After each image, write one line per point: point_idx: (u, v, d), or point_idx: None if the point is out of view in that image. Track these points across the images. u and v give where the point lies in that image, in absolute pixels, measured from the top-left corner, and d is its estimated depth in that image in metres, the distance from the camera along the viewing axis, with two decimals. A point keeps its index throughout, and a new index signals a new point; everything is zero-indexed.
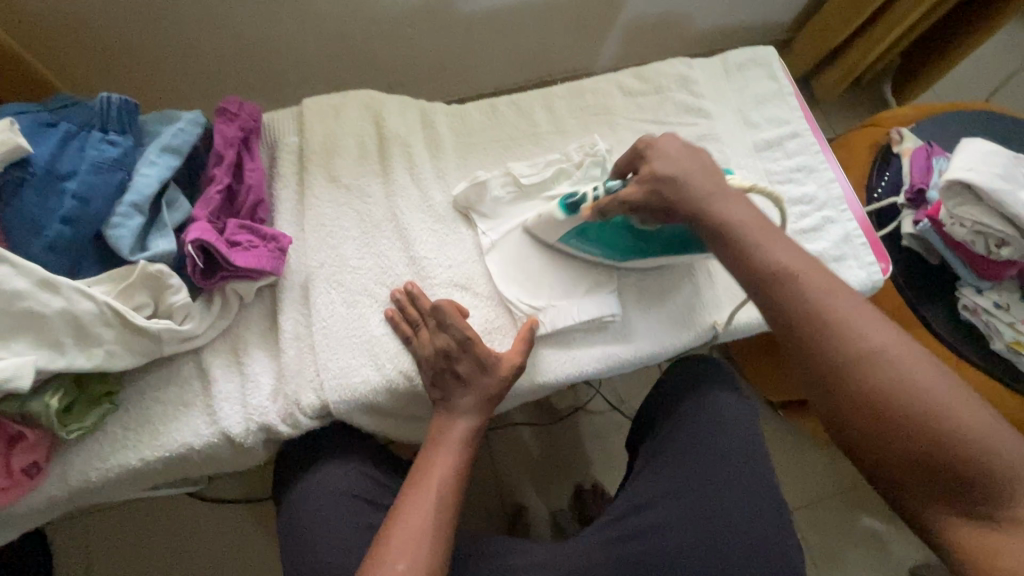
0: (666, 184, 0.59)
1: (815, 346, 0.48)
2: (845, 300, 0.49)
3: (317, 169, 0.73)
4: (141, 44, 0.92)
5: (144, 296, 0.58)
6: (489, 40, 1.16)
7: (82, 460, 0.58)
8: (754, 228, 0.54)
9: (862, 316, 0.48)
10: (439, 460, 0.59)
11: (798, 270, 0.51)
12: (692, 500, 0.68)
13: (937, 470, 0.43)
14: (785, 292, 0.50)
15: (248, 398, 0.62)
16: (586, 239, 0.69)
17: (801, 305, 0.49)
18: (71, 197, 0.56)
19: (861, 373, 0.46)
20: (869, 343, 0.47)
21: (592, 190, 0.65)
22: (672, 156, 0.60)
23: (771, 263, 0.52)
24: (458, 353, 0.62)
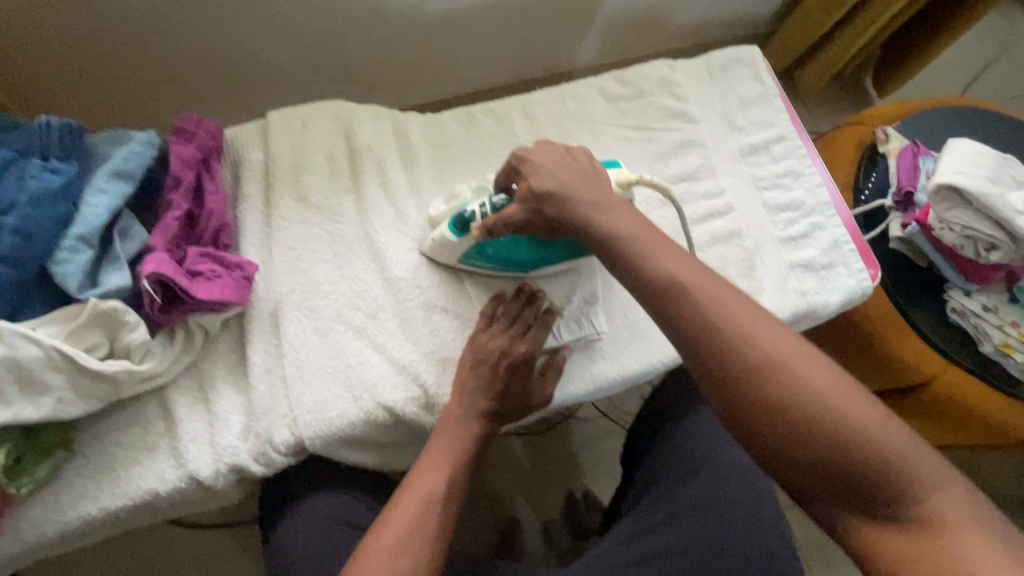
0: (546, 202, 0.56)
1: (715, 358, 0.43)
2: (727, 304, 0.44)
3: (285, 189, 0.69)
4: (93, 55, 0.87)
5: (97, 336, 0.54)
6: (465, 40, 1.12)
7: (36, 514, 0.54)
8: (642, 231, 0.51)
9: (752, 315, 0.44)
10: (432, 471, 0.55)
11: (680, 273, 0.47)
12: (695, 522, 0.66)
13: (832, 470, 0.39)
14: (673, 303, 0.45)
15: (217, 438, 0.59)
16: (485, 256, 0.66)
17: (695, 315, 0.44)
18: (11, 232, 0.51)
19: (761, 381, 0.41)
20: (751, 345, 0.43)
21: (479, 207, 0.63)
22: (550, 169, 0.57)
23: (662, 274, 0.47)
24: (513, 364, 0.61)
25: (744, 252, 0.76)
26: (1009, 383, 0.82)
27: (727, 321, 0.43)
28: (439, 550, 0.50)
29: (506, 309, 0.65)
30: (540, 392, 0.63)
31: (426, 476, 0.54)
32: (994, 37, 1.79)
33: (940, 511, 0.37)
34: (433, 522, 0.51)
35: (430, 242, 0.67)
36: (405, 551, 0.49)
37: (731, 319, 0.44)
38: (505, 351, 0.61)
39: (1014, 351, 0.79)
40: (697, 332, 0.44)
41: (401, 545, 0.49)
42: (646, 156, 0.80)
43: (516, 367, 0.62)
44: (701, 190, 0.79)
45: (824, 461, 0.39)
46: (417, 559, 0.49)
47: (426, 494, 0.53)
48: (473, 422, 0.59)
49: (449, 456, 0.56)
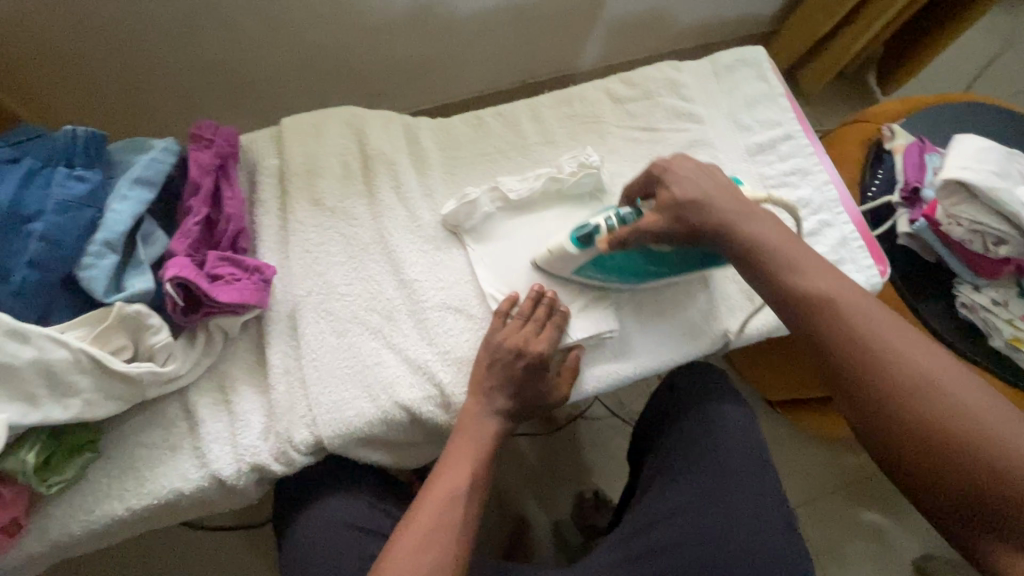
0: (689, 210, 0.57)
1: (857, 376, 0.45)
2: (884, 326, 0.46)
3: (299, 193, 0.71)
4: (111, 66, 0.89)
5: (122, 339, 0.55)
6: (472, 45, 1.14)
7: (64, 514, 0.55)
8: (786, 246, 0.53)
9: (913, 341, 0.45)
10: (453, 465, 0.56)
11: (835, 291, 0.49)
12: (706, 514, 0.67)
13: (982, 501, 0.40)
14: (823, 318, 0.48)
15: (238, 437, 0.60)
16: (603, 268, 0.66)
17: (843, 328, 0.47)
18: (37, 239, 0.52)
19: (909, 402, 0.43)
20: (910, 369, 0.44)
21: (606, 220, 0.62)
22: (692, 180, 0.59)
23: (806, 288, 0.50)
24: (530, 362, 0.61)
25: None
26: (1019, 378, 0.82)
27: (882, 342, 0.45)
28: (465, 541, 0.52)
29: (521, 309, 0.65)
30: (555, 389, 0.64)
31: (451, 471, 0.55)
32: (997, 33, 1.80)
33: None
34: (457, 515, 0.52)
35: (548, 252, 0.66)
36: (431, 545, 0.50)
37: (881, 338, 0.45)
38: (517, 350, 0.61)
39: None
40: (840, 348, 0.46)
41: (428, 539, 0.50)
42: (653, 156, 0.81)
43: (538, 363, 0.61)
44: None
45: (965, 484, 0.40)
46: (443, 553, 0.50)
47: (450, 490, 0.54)
48: (491, 420, 0.60)
49: (470, 450, 0.57)
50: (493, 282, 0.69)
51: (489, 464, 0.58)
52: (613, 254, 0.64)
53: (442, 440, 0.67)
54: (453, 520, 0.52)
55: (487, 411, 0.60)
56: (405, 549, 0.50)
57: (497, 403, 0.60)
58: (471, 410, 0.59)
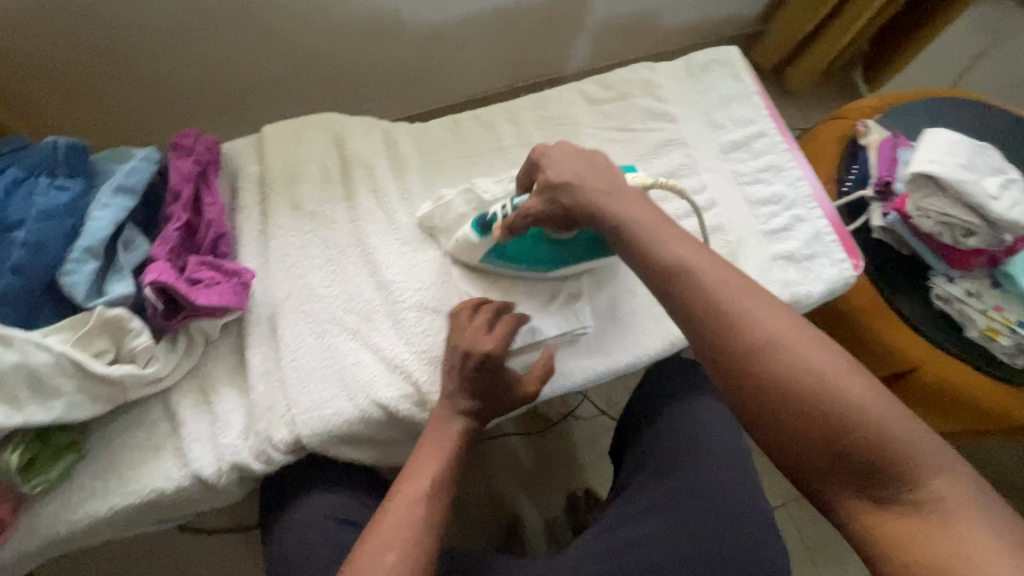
0: (561, 192, 0.59)
1: (714, 341, 0.45)
2: (735, 289, 0.46)
3: (280, 198, 0.72)
4: (100, 78, 0.91)
5: (104, 343, 0.57)
6: (457, 51, 1.16)
7: (49, 513, 0.57)
8: (649, 222, 0.54)
9: (761, 302, 0.45)
10: (426, 466, 0.57)
11: (692, 260, 0.49)
12: (681, 508, 0.68)
13: (837, 449, 0.40)
14: (686, 290, 0.47)
15: (219, 437, 0.61)
16: (504, 256, 0.69)
17: (701, 297, 0.46)
18: (20, 246, 0.54)
19: (761, 364, 0.43)
20: (760, 330, 0.44)
21: (500, 209, 0.66)
22: (566, 162, 0.61)
23: (665, 260, 0.50)
24: (478, 364, 0.60)
25: (727, 246, 0.78)
26: (996, 367, 0.83)
27: (735, 308, 0.45)
28: (435, 538, 0.52)
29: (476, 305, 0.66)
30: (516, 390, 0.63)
31: (421, 470, 0.56)
32: (983, 29, 1.82)
33: (940, 493, 0.37)
34: (425, 512, 0.53)
35: (454, 242, 0.71)
36: (396, 542, 0.50)
37: (740, 306, 0.45)
38: (467, 351, 0.61)
39: (1000, 336, 0.79)
40: (699, 314, 0.46)
41: (395, 535, 0.51)
42: (629, 156, 0.82)
43: (485, 365, 0.60)
44: (683, 187, 0.81)
45: (810, 439, 0.40)
46: (404, 551, 0.50)
47: (421, 488, 0.55)
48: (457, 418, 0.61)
49: (442, 450, 0.58)
50: (469, 280, 0.71)
51: (459, 464, 0.59)
52: (508, 241, 0.68)
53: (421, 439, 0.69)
54: (421, 516, 0.52)
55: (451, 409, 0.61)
56: (375, 543, 0.50)
57: (462, 404, 0.61)
58: (442, 412, 0.60)
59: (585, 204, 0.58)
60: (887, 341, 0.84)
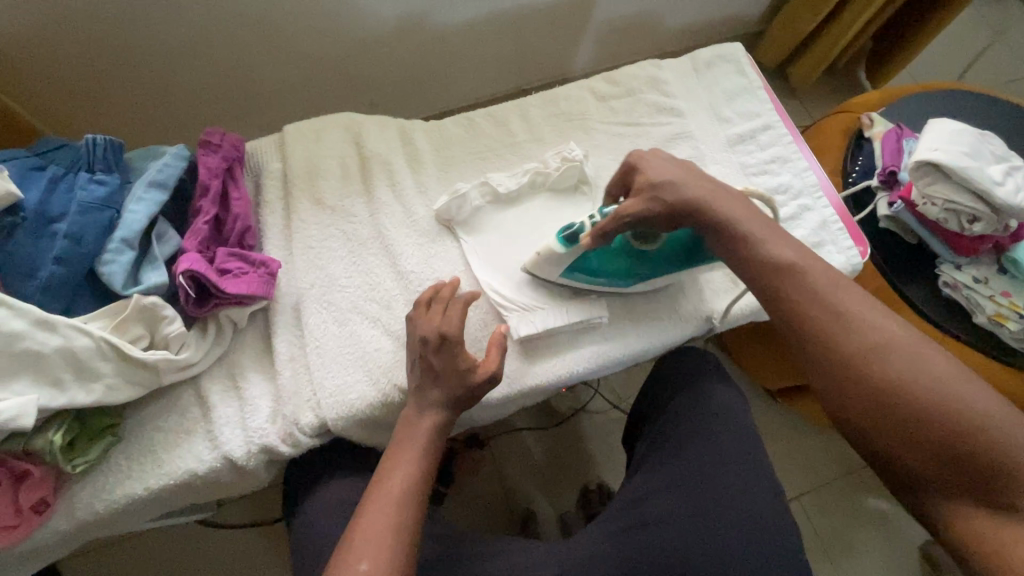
0: (664, 191, 0.62)
1: (824, 344, 0.49)
2: (843, 298, 0.50)
3: (302, 193, 0.75)
4: (127, 84, 0.95)
5: (139, 329, 0.59)
6: (468, 54, 1.19)
7: (87, 494, 0.59)
8: (755, 225, 0.58)
9: (872, 311, 0.49)
10: (398, 469, 0.56)
11: (803, 264, 0.53)
12: (693, 489, 0.70)
13: (946, 457, 0.43)
14: (795, 292, 0.51)
15: (248, 421, 0.64)
16: (588, 268, 0.70)
17: (810, 300, 0.50)
18: (62, 237, 0.57)
19: (873, 369, 0.46)
20: (871, 338, 0.47)
21: (590, 218, 0.67)
22: (665, 165, 0.64)
23: (782, 262, 0.54)
24: (438, 346, 0.60)
25: None
26: (1004, 353, 0.84)
27: (846, 314, 0.49)
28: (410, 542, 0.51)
29: (435, 292, 0.65)
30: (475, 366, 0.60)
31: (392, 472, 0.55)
32: (985, 26, 1.84)
33: None
34: (397, 515, 0.52)
35: (534, 257, 0.69)
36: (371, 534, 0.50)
37: (850, 313, 0.49)
38: (427, 335, 0.61)
39: (1008, 321, 0.81)
40: (815, 318, 0.50)
41: (368, 540, 0.50)
42: (637, 150, 0.84)
43: (445, 345, 0.59)
44: None
45: (925, 445, 0.44)
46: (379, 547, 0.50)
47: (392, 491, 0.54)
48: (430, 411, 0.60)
49: (412, 453, 0.57)
50: (487, 270, 0.73)
51: (431, 466, 0.58)
52: (597, 250, 0.68)
53: None
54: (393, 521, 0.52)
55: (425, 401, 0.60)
56: (349, 549, 0.50)
57: (432, 395, 0.60)
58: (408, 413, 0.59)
59: (681, 202, 0.61)
60: None
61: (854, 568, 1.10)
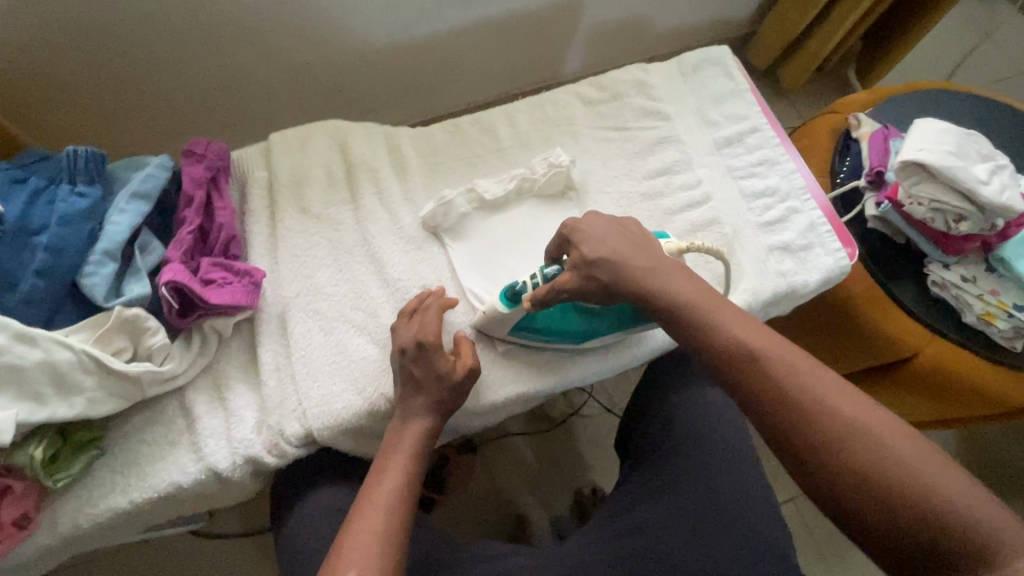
0: (598, 269, 0.60)
1: (787, 431, 0.46)
2: (799, 374, 0.47)
3: (287, 202, 0.75)
4: (113, 95, 0.95)
5: (122, 341, 0.59)
6: (457, 59, 1.19)
7: (70, 508, 0.59)
8: (702, 300, 0.54)
9: (829, 386, 0.46)
10: (384, 477, 0.55)
11: (754, 344, 0.49)
12: (683, 494, 0.70)
13: (925, 545, 0.40)
14: (749, 373, 0.48)
15: (233, 432, 0.63)
16: (533, 329, 0.69)
17: (766, 379, 0.47)
18: (44, 250, 0.57)
19: (838, 456, 0.43)
20: (833, 420, 0.44)
21: (531, 279, 0.65)
22: (599, 236, 0.61)
23: (733, 342, 0.50)
24: (417, 354, 0.61)
25: (723, 239, 0.79)
26: (994, 351, 0.84)
27: (807, 397, 0.46)
28: (398, 546, 0.50)
29: (420, 301, 0.67)
30: (453, 363, 0.62)
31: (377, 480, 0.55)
32: (975, 25, 1.85)
33: None
34: (385, 520, 0.51)
35: (481, 315, 0.68)
36: (365, 537, 0.49)
37: (806, 392, 0.46)
38: (404, 346, 0.62)
39: (997, 320, 0.81)
40: (771, 401, 0.47)
41: (354, 544, 0.49)
42: (624, 154, 0.84)
43: (422, 351, 0.61)
44: (678, 182, 0.82)
45: (901, 535, 0.41)
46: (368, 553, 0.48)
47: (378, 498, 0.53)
48: (420, 417, 0.60)
49: (402, 458, 0.57)
50: (475, 276, 0.73)
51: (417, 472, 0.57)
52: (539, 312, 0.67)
53: None
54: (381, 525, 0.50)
55: (423, 405, 0.60)
56: (339, 553, 0.48)
57: (418, 403, 0.60)
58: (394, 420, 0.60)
59: (622, 273, 0.59)
60: (885, 326, 0.85)
61: (850, 570, 1.10)
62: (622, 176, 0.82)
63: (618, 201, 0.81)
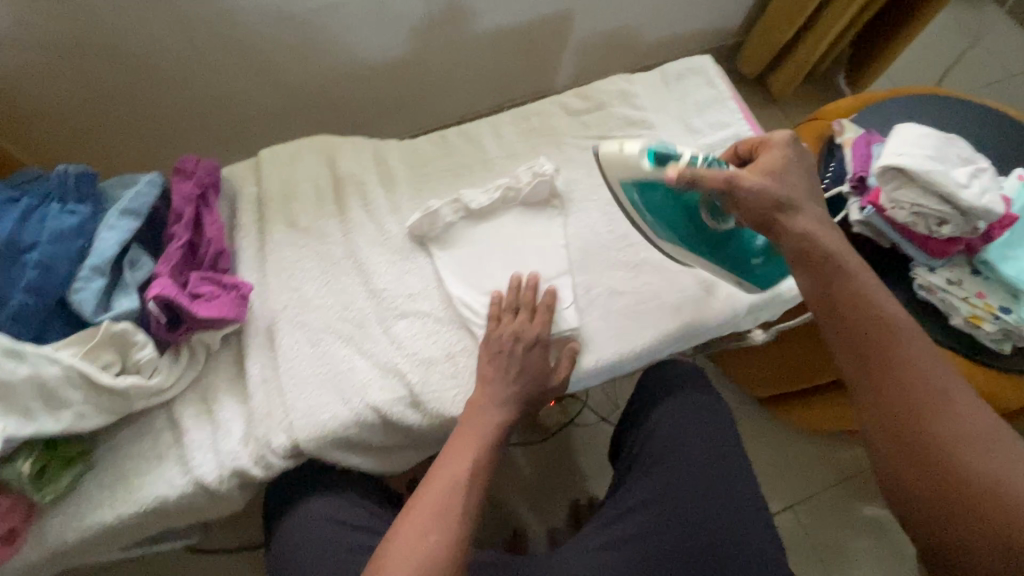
0: (777, 181, 0.62)
1: (894, 402, 0.51)
2: (926, 368, 0.51)
3: (275, 216, 0.76)
4: (109, 114, 0.96)
5: (110, 356, 0.60)
6: (448, 73, 1.21)
7: (58, 523, 0.59)
8: (863, 274, 0.57)
9: (948, 388, 0.50)
10: (461, 462, 0.60)
11: (900, 324, 0.54)
12: (670, 504, 0.71)
13: (989, 535, 0.45)
14: (882, 345, 0.53)
15: (220, 445, 0.64)
16: (643, 195, 0.68)
17: (896, 356, 0.52)
18: (33, 266, 0.58)
19: (936, 440, 0.49)
20: (943, 413, 0.49)
21: (693, 155, 0.66)
22: (782, 165, 0.64)
23: (881, 312, 0.54)
24: (529, 345, 0.68)
25: None
26: (983, 353, 0.84)
27: (926, 387, 0.51)
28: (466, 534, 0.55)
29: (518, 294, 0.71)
30: (554, 372, 0.69)
31: (456, 459, 0.60)
32: (963, 30, 1.87)
33: None
34: (463, 498, 0.57)
35: (618, 150, 0.68)
36: (433, 521, 0.55)
37: (924, 383, 0.51)
38: (516, 335, 0.68)
39: (984, 322, 0.81)
40: (889, 374, 0.52)
41: (436, 519, 0.55)
42: None
43: (538, 345, 0.68)
44: None
45: (964, 519, 0.46)
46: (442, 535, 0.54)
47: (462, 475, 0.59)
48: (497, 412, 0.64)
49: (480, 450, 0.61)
50: (461, 285, 0.74)
51: (494, 456, 0.62)
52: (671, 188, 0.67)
53: (416, 442, 0.71)
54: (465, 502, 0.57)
55: (511, 401, 0.65)
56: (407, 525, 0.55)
57: (499, 396, 0.65)
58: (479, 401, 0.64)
59: (790, 226, 0.60)
60: None
61: None
62: (607, 185, 0.83)
63: (603, 209, 0.82)
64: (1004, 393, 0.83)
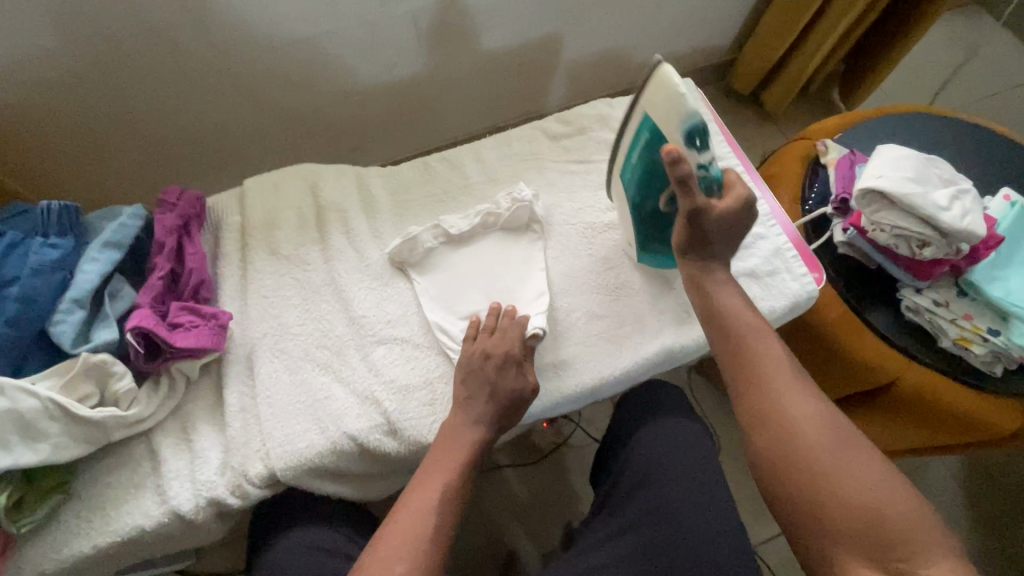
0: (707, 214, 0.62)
1: (751, 396, 0.58)
2: (779, 367, 0.59)
3: (258, 245, 0.77)
4: (104, 145, 0.99)
5: (88, 387, 0.61)
6: (439, 98, 1.23)
7: (35, 554, 0.60)
8: (731, 289, 0.65)
9: (796, 385, 0.58)
10: (433, 479, 0.60)
11: (757, 331, 0.62)
12: (650, 532, 0.70)
13: (827, 508, 0.51)
14: (742, 348, 0.61)
15: (197, 473, 0.64)
16: (645, 141, 0.66)
17: (752, 357, 0.60)
18: (14, 300, 0.59)
19: (785, 426, 0.56)
20: (790, 403, 0.56)
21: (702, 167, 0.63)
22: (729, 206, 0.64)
23: (745, 321, 0.62)
24: (500, 363, 0.66)
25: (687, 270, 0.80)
26: (976, 376, 0.82)
27: (776, 383, 0.58)
28: (438, 555, 0.55)
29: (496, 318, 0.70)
30: (525, 380, 0.67)
31: (425, 486, 0.59)
32: (960, 42, 1.86)
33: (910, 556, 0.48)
34: (429, 527, 0.56)
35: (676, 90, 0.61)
36: (407, 544, 0.54)
37: (774, 378, 0.58)
38: (488, 351, 0.67)
39: (973, 344, 0.80)
40: (749, 373, 0.59)
41: (401, 548, 0.54)
42: (589, 187, 0.86)
43: (507, 361, 0.66)
44: None
45: (809, 495, 0.52)
46: (415, 556, 0.54)
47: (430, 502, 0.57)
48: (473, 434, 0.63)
49: (449, 466, 0.61)
50: (440, 311, 0.74)
51: (468, 473, 0.62)
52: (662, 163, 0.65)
53: (394, 469, 0.71)
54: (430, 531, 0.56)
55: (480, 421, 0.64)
56: (380, 550, 0.54)
57: (475, 413, 0.64)
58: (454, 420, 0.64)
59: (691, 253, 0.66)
60: (859, 354, 0.84)
61: None
62: (586, 209, 0.84)
63: (583, 233, 0.82)
64: (998, 415, 0.81)
